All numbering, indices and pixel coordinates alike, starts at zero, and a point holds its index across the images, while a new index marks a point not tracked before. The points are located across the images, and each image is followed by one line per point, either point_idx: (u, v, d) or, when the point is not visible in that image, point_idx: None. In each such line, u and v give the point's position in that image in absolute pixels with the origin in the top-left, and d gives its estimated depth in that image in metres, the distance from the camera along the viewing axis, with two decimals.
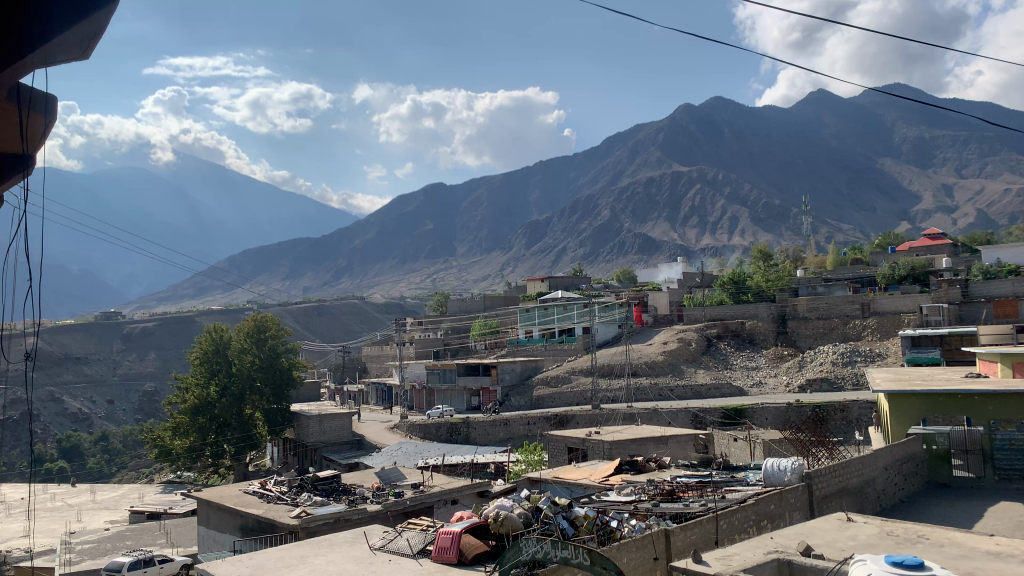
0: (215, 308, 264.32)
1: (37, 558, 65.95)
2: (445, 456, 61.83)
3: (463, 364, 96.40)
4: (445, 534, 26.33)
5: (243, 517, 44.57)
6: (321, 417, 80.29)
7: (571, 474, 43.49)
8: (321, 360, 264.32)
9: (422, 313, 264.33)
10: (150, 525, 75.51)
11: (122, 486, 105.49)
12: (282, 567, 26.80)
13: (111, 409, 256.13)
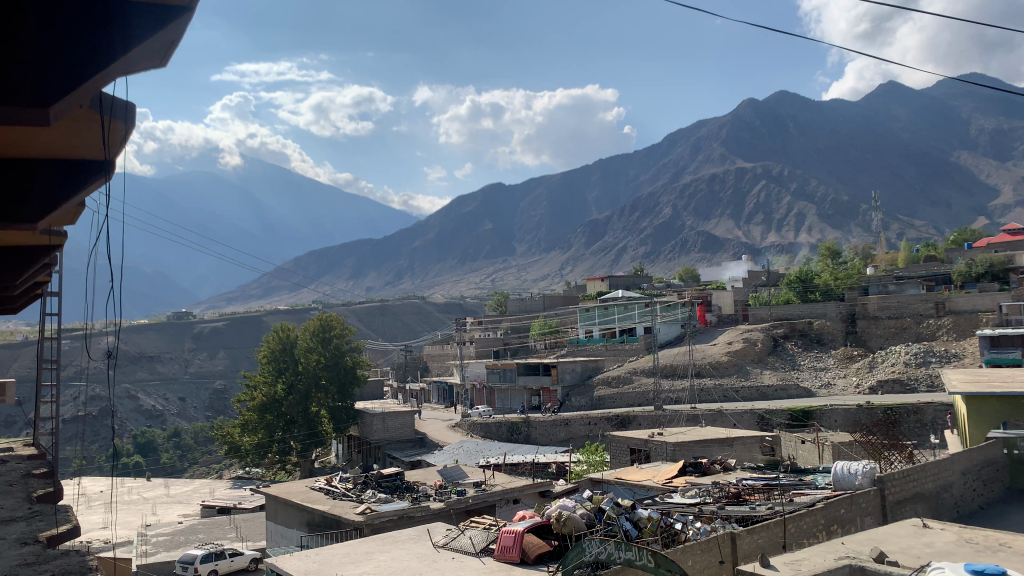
0: (282, 307, 264.26)
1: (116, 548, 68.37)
2: (507, 456, 62.01)
3: (524, 365, 96.72)
4: (506, 533, 26.19)
5: (311, 513, 45.56)
6: (385, 415, 81.44)
7: (634, 475, 43.15)
8: (383, 359, 264.30)
9: (482, 313, 264.31)
10: (221, 520, 77.64)
11: (194, 482, 108.38)
12: (348, 563, 27.31)
13: (181, 407, 259.61)
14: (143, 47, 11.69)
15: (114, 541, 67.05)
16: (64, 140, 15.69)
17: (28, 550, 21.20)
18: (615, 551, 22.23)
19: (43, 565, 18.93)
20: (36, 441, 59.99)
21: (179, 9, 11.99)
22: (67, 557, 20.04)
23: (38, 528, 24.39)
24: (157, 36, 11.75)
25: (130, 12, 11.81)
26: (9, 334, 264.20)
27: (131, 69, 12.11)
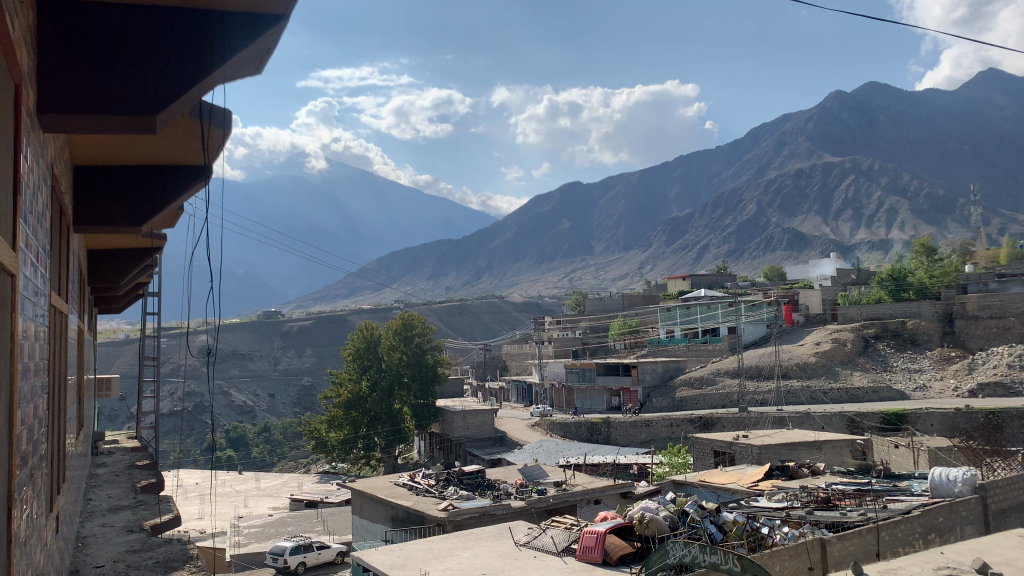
0: (366, 307, 264.15)
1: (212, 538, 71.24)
2: (587, 456, 61.82)
3: (604, 365, 96.08)
4: (588, 534, 26.17)
5: (395, 508, 46.56)
6: (465, 413, 82.32)
7: (717, 477, 42.28)
8: (463, 358, 264.01)
9: (560, 313, 264.47)
10: (309, 513, 80.03)
11: (283, 476, 111.77)
12: (432, 558, 27.81)
13: (270, 404, 264.73)
14: (243, 54, 11.76)
15: (210, 532, 69.44)
16: (170, 146, 16.44)
17: (135, 537, 22.30)
18: (700, 554, 21.77)
19: (149, 552, 19.95)
20: (139, 434, 62.49)
21: (272, 17, 12.16)
22: (170, 545, 20.94)
23: (143, 516, 25.60)
24: (255, 43, 11.83)
25: (226, 22, 11.83)
26: (110, 333, 264.24)
27: (230, 75, 12.19)
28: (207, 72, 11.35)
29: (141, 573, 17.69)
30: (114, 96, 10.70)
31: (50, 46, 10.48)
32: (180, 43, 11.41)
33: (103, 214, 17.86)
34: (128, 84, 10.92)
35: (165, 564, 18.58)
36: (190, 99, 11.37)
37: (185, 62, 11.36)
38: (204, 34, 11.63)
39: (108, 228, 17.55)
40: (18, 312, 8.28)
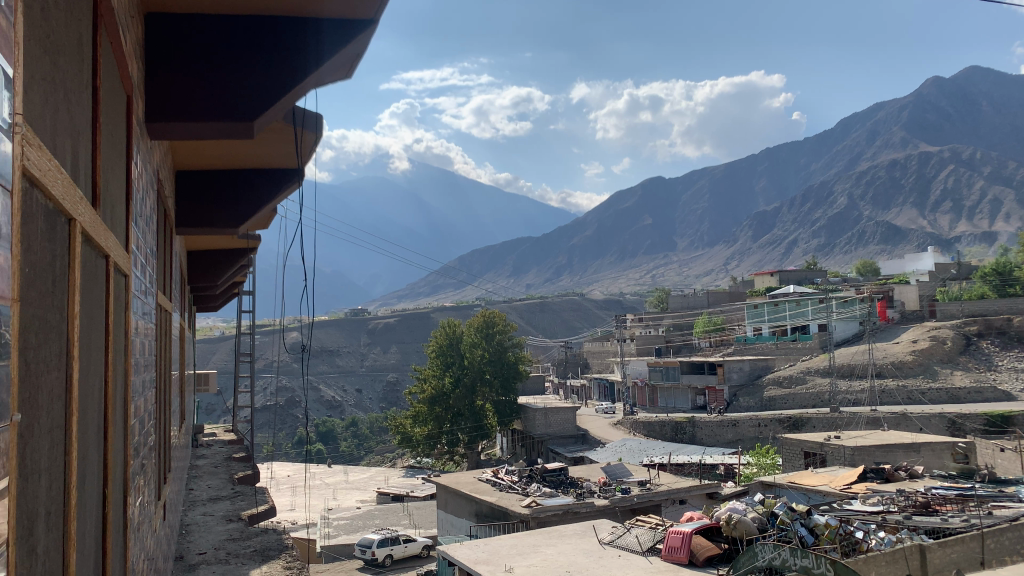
0: (448, 304, 264.34)
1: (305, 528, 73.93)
2: (672, 456, 61.10)
3: (688, 364, 94.55)
4: (674, 534, 25.91)
5: (479, 504, 47.19)
6: (546, 411, 82.55)
7: (808, 479, 41.02)
8: (544, 356, 264.29)
9: (643, 309, 264.31)
10: (395, 508, 81.74)
11: (370, 471, 114.42)
12: (516, 555, 28.06)
13: (359, 400, 263.96)
14: (334, 60, 11.64)
15: (303, 523, 71.54)
16: (264, 150, 16.79)
17: (234, 526, 23.19)
18: (790, 557, 21.31)
19: (247, 540, 20.75)
20: (235, 427, 64.50)
21: (362, 23, 12.02)
22: (267, 535, 21.67)
23: (241, 507, 26.63)
24: (345, 49, 11.71)
25: (318, 29, 11.76)
26: (206, 329, 264.33)
27: (322, 82, 12.11)
28: (300, 79, 11.26)
29: (241, 560, 18.41)
30: (213, 105, 10.98)
31: (153, 63, 11.12)
32: (270, 52, 11.46)
33: (206, 217, 18.59)
34: (222, 92, 11.07)
35: (262, 552, 19.25)
36: (281, 109, 11.37)
37: (275, 67, 11.39)
38: (295, 39, 11.55)
39: (209, 230, 18.28)
40: (129, 313, 8.66)
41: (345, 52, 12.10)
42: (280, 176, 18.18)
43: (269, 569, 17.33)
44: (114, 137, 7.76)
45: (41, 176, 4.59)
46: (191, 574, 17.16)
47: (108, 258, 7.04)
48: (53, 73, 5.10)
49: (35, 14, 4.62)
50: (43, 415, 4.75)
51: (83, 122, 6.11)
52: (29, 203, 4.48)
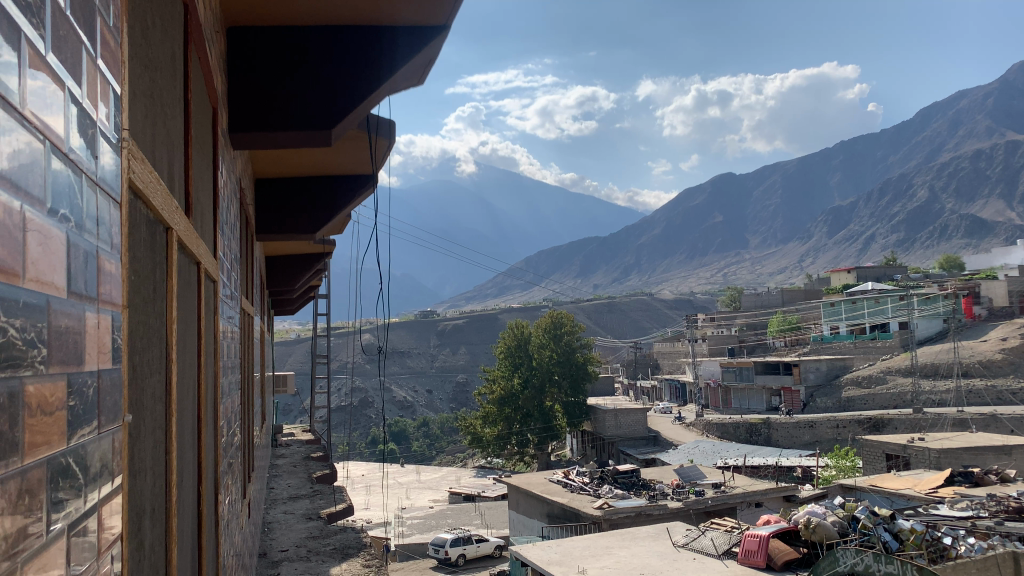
0: (515, 305, 264.44)
1: (379, 526, 75.45)
2: (746, 458, 60.08)
3: (762, 364, 92.64)
4: (750, 537, 25.40)
5: (550, 505, 47.26)
6: (617, 413, 82.08)
7: (890, 482, 39.70)
8: (613, 356, 264.23)
9: (714, 309, 264.32)
10: (467, 508, 82.61)
11: (442, 471, 115.82)
12: (589, 556, 28.00)
13: (429, 400, 264.08)
14: (408, 68, 11.78)
15: (378, 522, 72.98)
16: (343, 157, 17.13)
17: (314, 524, 23.74)
18: (873, 563, 20.72)
19: (327, 538, 21.25)
20: (312, 427, 65.70)
21: (436, 29, 12.09)
22: (345, 533, 22.08)
23: (319, 505, 27.31)
24: (420, 55, 11.81)
25: (394, 37, 11.90)
26: (283, 333, 264.21)
27: (397, 89, 12.25)
28: (376, 86, 11.42)
29: (322, 558, 18.80)
30: (295, 115, 11.32)
31: (236, 74, 11.49)
32: (345, 62, 11.67)
33: (286, 223, 19.16)
34: (304, 102, 11.37)
35: (342, 550, 19.64)
36: (359, 116, 11.54)
37: (351, 74, 11.60)
38: (371, 48, 11.78)
39: (288, 236, 18.84)
40: (218, 317, 8.94)
41: (419, 58, 12.16)
42: (356, 181, 18.47)
43: (350, 567, 17.65)
44: (204, 147, 8.04)
45: (144, 188, 4.77)
46: (274, 570, 17.69)
47: (200, 265, 7.30)
48: (152, 85, 5.31)
49: (138, 34, 4.80)
50: (147, 417, 4.94)
51: (176, 134, 6.33)
52: (134, 216, 4.66)
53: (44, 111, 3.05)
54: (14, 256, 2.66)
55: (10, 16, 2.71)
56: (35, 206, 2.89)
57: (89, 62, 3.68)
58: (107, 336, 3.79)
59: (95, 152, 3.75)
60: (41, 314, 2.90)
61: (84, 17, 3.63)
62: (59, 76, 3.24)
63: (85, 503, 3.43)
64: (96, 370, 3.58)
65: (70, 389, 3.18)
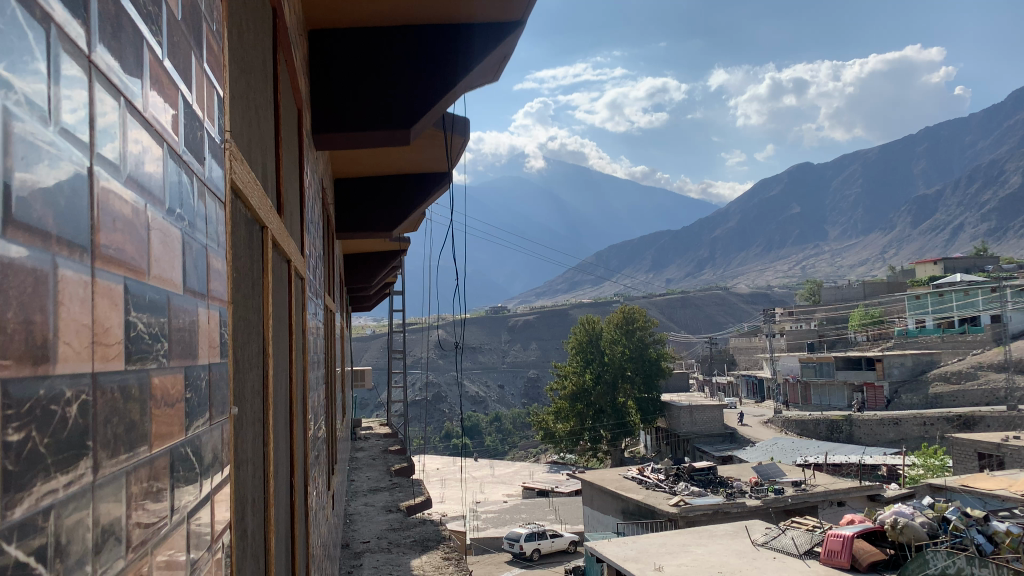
0: (586, 300, 264.43)
1: (455, 520, 76.74)
2: (828, 454, 58.59)
3: (843, 359, 90.30)
4: (833, 537, 24.86)
5: (625, 501, 47.10)
6: (692, 409, 81.18)
7: (982, 483, 38.02)
8: (687, 352, 264.16)
9: (794, 303, 264.38)
10: (541, 503, 83.17)
11: (516, 465, 116.83)
12: (666, 553, 27.79)
13: (502, 395, 264.52)
14: (484, 64, 11.82)
15: (454, 517, 74.11)
16: (418, 155, 17.34)
17: (394, 516, 24.18)
18: (967, 566, 20.05)
19: (408, 530, 21.60)
20: (390, 420, 66.92)
21: (513, 25, 12.09)
22: (424, 525, 22.36)
23: (399, 497, 27.79)
24: (495, 52, 11.83)
25: (470, 35, 11.97)
26: (358, 329, 264.32)
27: (472, 87, 12.33)
28: (454, 83, 11.48)
29: (402, 550, 19.15)
30: (375, 115, 11.58)
31: (319, 76, 11.75)
32: (424, 60, 11.81)
33: (367, 222, 19.62)
34: (383, 102, 11.57)
35: (422, 542, 19.90)
36: (437, 114, 11.63)
37: (425, 72, 11.71)
38: (448, 45, 11.86)
39: (368, 234, 19.24)
40: (305, 313, 9.20)
41: (494, 55, 12.19)
42: (432, 180, 18.67)
43: (430, 559, 17.89)
44: (291, 151, 8.27)
45: (243, 187, 4.90)
46: (358, 561, 18.15)
47: (290, 264, 7.52)
48: (248, 88, 5.47)
49: (235, 36, 4.92)
50: (247, 408, 5.08)
51: (269, 137, 6.51)
52: (235, 215, 4.80)
53: (161, 112, 3.16)
54: (138, 252, 2.75)
55: (135, 21, 2.84)
56: (156, 206, 3.02)
57: (197, 69, 3.83)
58: (215, 332, 3.91)
59: (203, 155, 3.87)
60: (163, 309, 3.01)
61: (193, 24, 3.75)
62: (173, 80, 3.35)
63: (201, 491, 3.59)
64: (207, 365, 3.70)
65: (187, 382, 3.30)
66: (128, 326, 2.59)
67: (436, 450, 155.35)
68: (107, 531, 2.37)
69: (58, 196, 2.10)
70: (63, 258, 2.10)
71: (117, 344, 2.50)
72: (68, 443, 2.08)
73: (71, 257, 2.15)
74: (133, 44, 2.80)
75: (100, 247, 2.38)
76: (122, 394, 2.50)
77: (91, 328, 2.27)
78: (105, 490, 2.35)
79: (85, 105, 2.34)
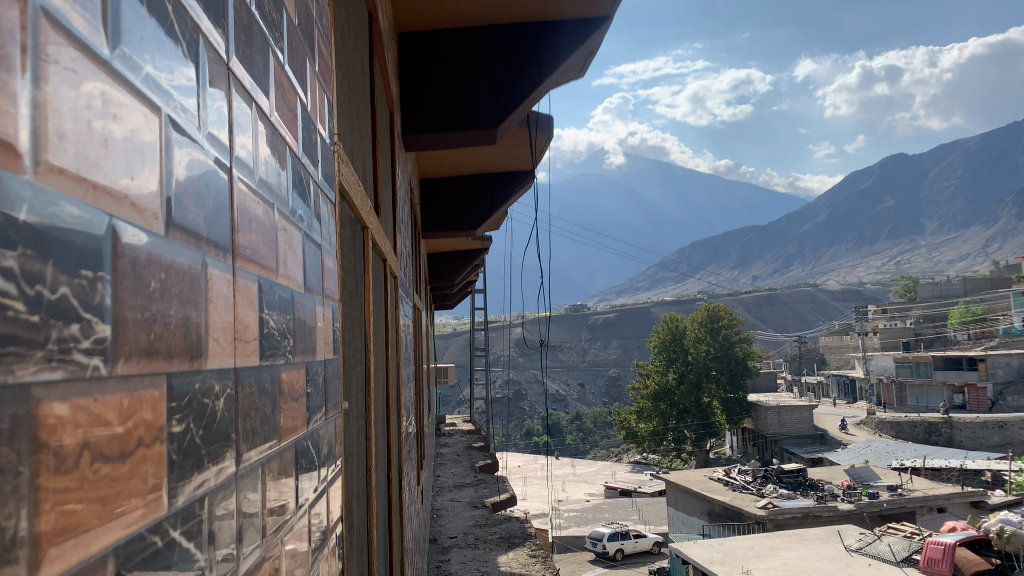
0: (669, 298, 264.37)
1: (537, 518, 77.10)
2: (926, 458, 56.30)
3: (942, 359, 86.93)
4: (933, 544, 23.85)
5: (710, 503, 46.28)
6: (780, 410, 79.36)
7: None
8: (775, 351, 264.47)
9: (887, 300, 264.52)
10: (624, 503, 82.77)
11: (599, 464, 116.89)
12: (754, 557, 27.13)
13: (582, 394, 264.64)
14: (570, 61, 11.81)
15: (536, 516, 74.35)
16: (502, 155, 17.44)
17: (479, 513, 24.38)
18: None
19: (494, 527, 21.70)
20: (472, 418, 67.43)
21: (599, 21, 12.01)
22: (509, 522, 22.43)
23: (484, 494, 27.98)
24: (581, 48, 11.79)
25: (558, 31, 11.97)
26: (439, 327, 264.43)
27: (557, 84, 12.35)
28: (539, 82, 11.52)
29: (489, 545, 19.33)
30: (462, 115, 11.75)
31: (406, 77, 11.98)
32: (510, 57, 11.88)
33: (450, 222, 19.84)
34: (470, 103, 11.70)
35: (508, 539, 19.93)
36: (522, 112, 11.67)
37: (509, 72, 11.77)
38: (533, 43, 11.91)
39: (450, 235, 19.52)
40: (397, 312, 9.38)
41: (579, 52, 12.14)
42: (513, 180, 18.71)
43: (516, 556, 17.97)
44: (385, 153, 8.46)
45: (347, 187, 5.01)
46: (446, 556, 18.40)
47: (385, 263, 7.68)
48: (351, 92, 5.62)
49: (340, 40, 5.04)
50: (353, 404, 5.21)
51: (368, 141, 6.66)
52: (343, 215, 4.95)
53: (283, 121, 3.25)
54: (267, 252, 2.84)
55: (261, 29, 2.93)
56: (282, 206, 3.13)
57: (311, 76, 3.95)
58: (330, 329, 4.02)
59: (316, 156, 3.99)
60: (288, 307, 3.09)
61: (305, 31, 3.86)
62: (292, 84, 3.46)
63: (319, 482, 3.71)
64: (323, 361, 3.79)
65: (307, 378, 3.40)
66: (262, 324, 2.70)
67: (519, 449, 156.88)
68: (248, 523, 2.48)
69: (208, 197, 2.20)
70: (211, 258, 2.19)
71: (251, 341, 2.57)
72: (214, 436, 2.16)
73: (217, 257, 2.25)
74: (261, 52, 2.92)
75: (239, 247, 2.47)
76: (257, 389, 2.61)
77: (234, 325, 2.36)
78: (245, 482, 2.45)
79: (225, 110, 2.43)
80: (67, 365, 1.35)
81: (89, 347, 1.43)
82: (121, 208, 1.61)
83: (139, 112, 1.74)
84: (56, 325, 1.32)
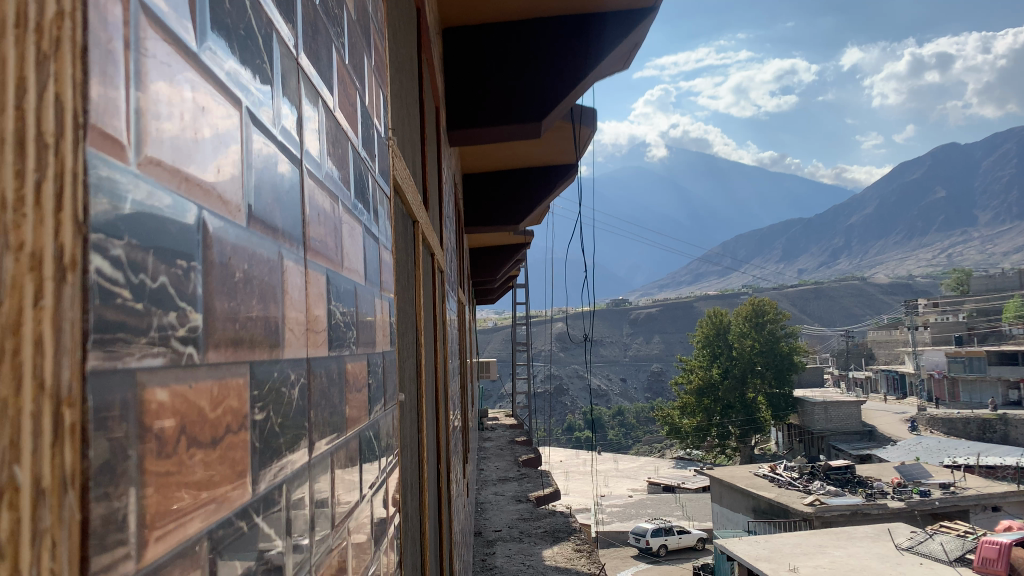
0: (713, 292, 264.39)
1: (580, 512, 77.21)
2: (980, 456, 55.18)
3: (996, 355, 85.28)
4: (988, 543, 23.84)
5: (757, 499, 45.87)
6: (827, 406, 78.37)
7: None
8: (822, 345, 264.24)
9: (937, 292, 264.34)
10: (667, 498, 82.58)
11: (643, 459, 117.07)
12: (803, 554, 26.85)
13: (623, 388, 264.64)
14: (615, 54, 11.76)
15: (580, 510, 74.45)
16: (546, 148, 17.43)
17: (524, 506, 24.44)
18: None
19: (538, 521, 21.73)
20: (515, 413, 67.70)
21: (644, 12, 11.93)
22: (554, 516, 22.46)
23: (528, 488, 28.07)
24: (627, 40, 11.73)
25: (603, 24, 11.93)
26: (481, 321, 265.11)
27: (602, 76, 12.30)
28: (584, 75, 11.48)
29: (534, 540, 19.37)
30: (505, 109, 11.73)
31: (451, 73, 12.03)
32: (555, 50, 11.83)
33: (494, 216, 19.90)
34: (514, 97, 11.69)
35: (552, 534, 19.93)
36: (567, 106, 11.62)
37: (552, 64, 11.73)
38: (578, 37, 11.90)
39: (492, 229, 19.53)
40: (443, 306, 9.44)
41: (624, 45, 12.08)
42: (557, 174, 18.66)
43: (561, 550, 17.98)
44: (431, 147, 8.53)
45: (401, 180, 5.03)
46: (492, 550, 18.48)
47: (433, 256, 7.74)
48: (403, 89, 5.68)
49: (393, 37, 5.08)
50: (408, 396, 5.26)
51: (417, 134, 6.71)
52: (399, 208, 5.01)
53: (343, 111, 3.25)
54: (332, 243, 2.86)
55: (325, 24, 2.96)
56: (346, 201, 3.15)
57: (368, 71, 3.98)
58: (388, 322, 4.05)
59: (374, 151, 4.02)
60: (351, 300, 3.11)
61: (363, 27, 3.88)
62: (353, 79, 3.49)
63: (377, 475, 3.74)
64: (382, 354, 3.82)
65: (369, 371, 3.43)
66: (330, 311, 2.74)
67: (562, 443, 157.81)
68: (319, 509, 2.52)
69: (281, 188, 2.22)
70: (285, 250, 2.22)
71: (320, 329, 2.59)
72: (290, 423, 2.19)
73: (290, 248, 2.27)
74: (325, 48, 2.95)
75: (310, 239, 2.51)
76: (326, 379, 2.63)
77: (304, 318, 2.38)
78: (318, 469, 2.50)
79: (295, 109, 2.46)
80: (167, 353, 1.38)
81: (182, 334, 1.46)
82: (205, 195, 1.64)
83: (220, 107, 1.76)
84: (153, 314, 1.35)
